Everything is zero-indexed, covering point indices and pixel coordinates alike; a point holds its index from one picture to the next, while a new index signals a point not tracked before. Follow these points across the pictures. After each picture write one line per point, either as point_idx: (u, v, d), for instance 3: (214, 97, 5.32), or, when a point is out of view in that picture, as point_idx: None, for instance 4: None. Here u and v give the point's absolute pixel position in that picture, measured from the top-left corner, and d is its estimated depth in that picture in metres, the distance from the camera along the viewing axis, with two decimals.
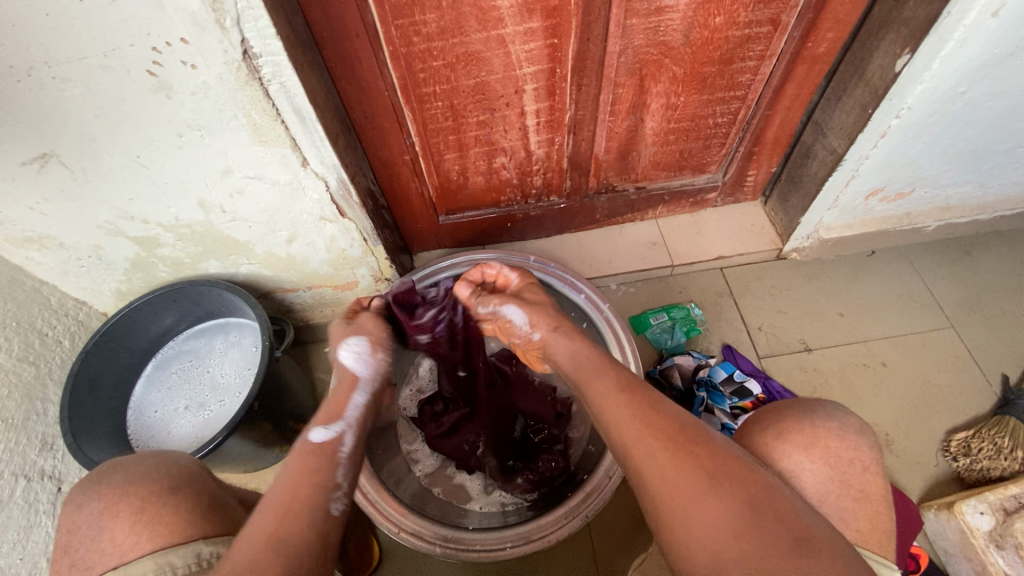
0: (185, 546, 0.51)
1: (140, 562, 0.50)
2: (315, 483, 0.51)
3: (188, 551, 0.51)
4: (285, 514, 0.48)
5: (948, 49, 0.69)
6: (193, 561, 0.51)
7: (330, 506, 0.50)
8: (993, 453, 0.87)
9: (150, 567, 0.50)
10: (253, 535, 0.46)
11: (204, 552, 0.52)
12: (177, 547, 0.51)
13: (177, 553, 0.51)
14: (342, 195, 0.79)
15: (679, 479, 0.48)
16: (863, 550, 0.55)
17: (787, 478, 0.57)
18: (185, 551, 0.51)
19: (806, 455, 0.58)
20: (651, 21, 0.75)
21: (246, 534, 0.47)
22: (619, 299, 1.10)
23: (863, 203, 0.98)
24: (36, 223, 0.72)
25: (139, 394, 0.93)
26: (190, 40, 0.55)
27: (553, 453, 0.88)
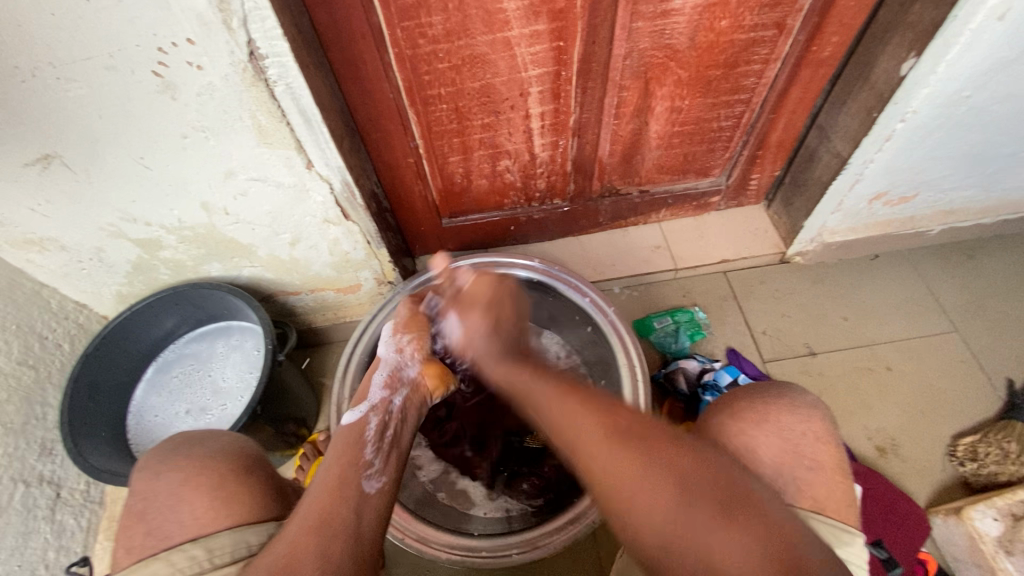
0: (258, 524, 0.52)
1: (215, 536, 0.50)
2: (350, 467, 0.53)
3: (264, 530, 0.52)
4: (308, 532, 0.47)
5: (953, 53, 0.69)
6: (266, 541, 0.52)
7: (365, 486, 0.52)
8: (1001, 458, 0.86)
9: (227, 541, 0.50)
10: (298, 521, 0.49)
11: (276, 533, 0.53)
12: (252, 524, 0.52)
13: (252, 531, 0.52)
14: (346, 197, 0.78)
15: (601, 460, 0.50)
16: (814, 516, 0.54)
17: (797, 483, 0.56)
18: (260, 529, 0.52)
19: (819, 459, 0.57)
20: (657, 24, 0.75)
21: (293, 521, 0.49)
22: (623, 302, 1.10)
23: (867, 207, 0.98)
24: (37, 225, 0.72)
25: (139, 398, 0.92)
26: (196, 41, 0.54)
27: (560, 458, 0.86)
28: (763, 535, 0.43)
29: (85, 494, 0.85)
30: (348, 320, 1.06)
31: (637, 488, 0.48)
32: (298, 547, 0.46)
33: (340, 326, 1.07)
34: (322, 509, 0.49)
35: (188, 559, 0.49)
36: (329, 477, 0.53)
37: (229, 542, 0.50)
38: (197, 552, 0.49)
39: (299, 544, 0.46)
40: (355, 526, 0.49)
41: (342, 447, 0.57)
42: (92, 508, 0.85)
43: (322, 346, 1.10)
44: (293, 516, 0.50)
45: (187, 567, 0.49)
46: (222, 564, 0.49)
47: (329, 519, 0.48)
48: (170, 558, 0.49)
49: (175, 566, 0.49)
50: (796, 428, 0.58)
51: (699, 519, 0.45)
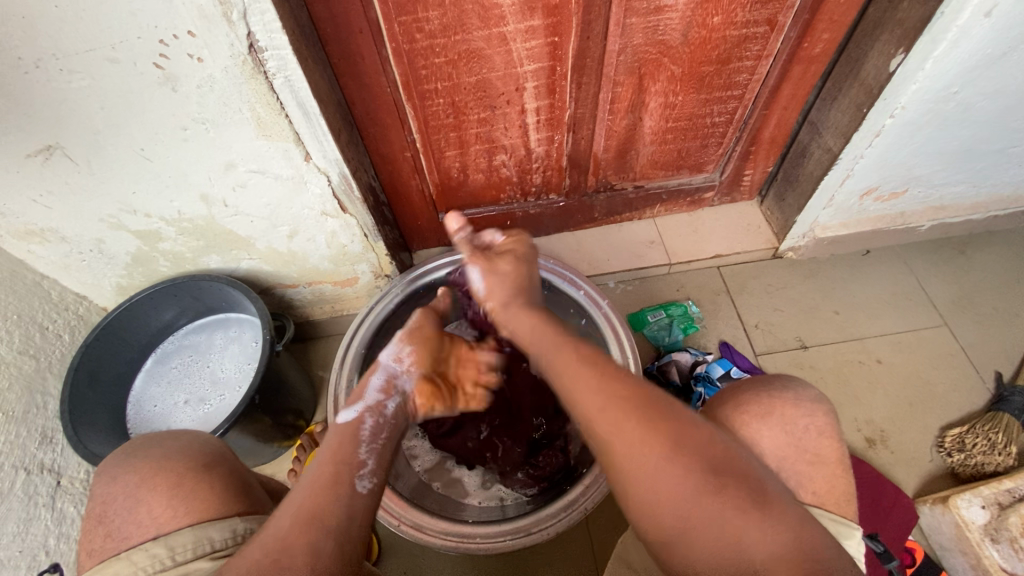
0: (222, 521, 0.54)
1: (177, 534, 0.52)
2: (342, 467, 0.53)
3: (225, 526, 0.53)
4: (296, 532, 0.47)
5: (941, 49, 0.70)
6: (229, 537, 0.53)
7: (357, 485, 0.52)
8: (987, 449, 0.88)
9: (189, 538, 0.52)
10: (285, 517, 0.49)
11: (239, 529, 0.54)
12: (214, 521, 0.53)
13: (215, 527, 0.53)
14: (343, 189, 0.79)
15: (635, 445, 0.48)
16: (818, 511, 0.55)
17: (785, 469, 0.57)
18: (222, 525, 0.53)
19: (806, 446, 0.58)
20: (651, 21, 0.76)
21: (283, 514, 0.49)
22: (618, 296, 1.11)
23: (858, 202, 1.00)
24: (38, 216, 0.72)
25: (138, 388, 0.93)
26: (197, 33, 0.56)
27: (554, 449, 0.88)
28: (794, 530, 0.45)
29: (84, 483, 0.86)
30: (345, 313, 1.07)
31: (671, 476, 0.47)
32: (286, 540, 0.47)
33: (337, 320, 1.08)
34: (313, 505, 0.49)
35: (151, 557, 0.51)
36: (321, 472, 0.52)
37: (191, 539, 0.52)
38: (159, 550, 0.51)
39: (287, 539, 0.47)
40: (345, 524, 0.49)
41: (335, 444, 0.56)
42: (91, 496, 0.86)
43: (319, 339, 1.11)
44: (281, 510, 0.50)
45: (149, 566, 0.50)
46: (183, 561, 0.51)
47: (318, 515, 0.48)
48: (131, 558, 0.51)
49: (137, 565, 0.51)
50: (807, 425, 0.58)
51: (729, 510, 0.46)
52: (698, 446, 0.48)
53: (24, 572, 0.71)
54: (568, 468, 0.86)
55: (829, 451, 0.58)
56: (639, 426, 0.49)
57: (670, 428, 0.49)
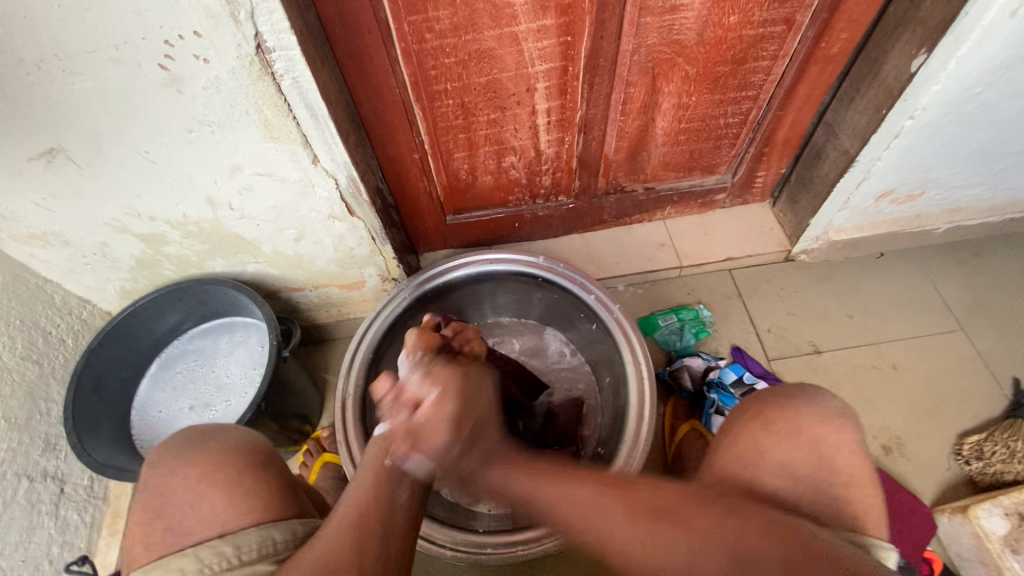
0: (284, 522, 0.52)
1: (243, 532, 0.50)
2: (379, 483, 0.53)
3: (286, 527, 0.52)
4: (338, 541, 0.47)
5: (964, 49, 0.69)
6: (291, 538, 0.51)
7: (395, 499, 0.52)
8: (1007, 457, 0.86)
9: (255, 537, 0.50)
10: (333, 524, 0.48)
11: (300, 531, 0.52)
12: (277, 521, 0.52)
13: (278, 528, 0.51)
14: (351, 192, 0.78)
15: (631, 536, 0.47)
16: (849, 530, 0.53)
17: (808, 483, 0.56)
18: (283, 526, 0.52)
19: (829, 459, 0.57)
20: (665, 20, 0.74)
21: (328, 524, 0.49)
22: (627, 300, 1.10)
23: (874, 205, 0.98)
24: (41, 219, 0.71)
25: (143, 393, 0.92)
26: (203, 33, 0.54)
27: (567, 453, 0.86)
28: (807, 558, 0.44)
29: (88, 489, 0.85)
30: (351, 316, 1.06)
31: (689, 556, 0.46)
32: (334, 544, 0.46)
33: (344, 323, 1.07)
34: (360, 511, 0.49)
35: (217, 555, 0.48)
36: (361, 486, 0.53)
37: (256, 539, 0.50)
38: (226, 548, 0.49)
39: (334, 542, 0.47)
40: (388, 529, 0.49)
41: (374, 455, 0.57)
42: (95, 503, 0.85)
43: (325, 342, 1.10)
44: (330, 516, 0.50)
45: (215, 564, 0.48)
46: (251, 560, 0.49)
47: (363, 524, 0.48)
48: (198, 554, 0.49)
49: (203, 562, 0.48)
50: (829, 437, 0.56)
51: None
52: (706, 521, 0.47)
53: None
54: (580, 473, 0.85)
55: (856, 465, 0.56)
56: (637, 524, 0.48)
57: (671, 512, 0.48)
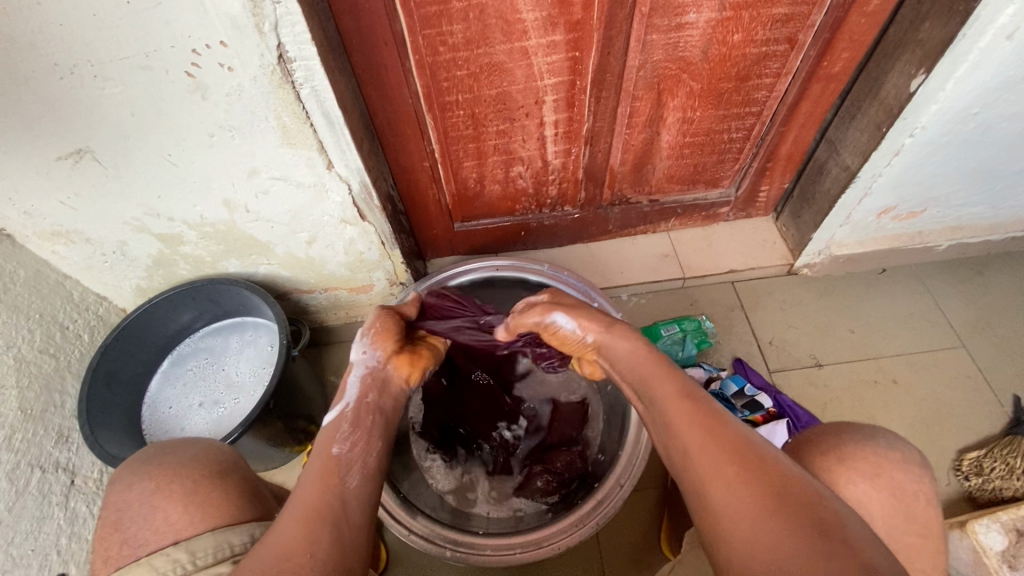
0: (241, 525, 0.54)
1: (199, 538, 0.52)
2: (330, 475, 0.51)
3: (244, 530, 0.53)
4: (295, 533, 0.47)
5: (962, 69, 0.71)
6: (248, 541, 0.53)
7: (347, 480, 0.52)
8: (1006, 473, 0.87)
9: (209, 543, 0.51)
10: (283, 523, 0.48)
11: (257, 533, 0.54)
12: (233, 525, 0.53)
13: (234, 532, 0.53)
14: (363, 198, 0.80)
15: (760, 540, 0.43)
16: None
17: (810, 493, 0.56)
18: (240, 530, 0.53)
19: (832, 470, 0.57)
20: (671, 37, 0.77)
21: (281, 516, 0.49)
22: (631, 309, 1.11)
23: (876, 220, 0.99)
24: (65, 218, 0.74)
25: (154, 389, 0.94)
26: (229, 43, 0.57)
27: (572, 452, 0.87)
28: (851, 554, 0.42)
29: (97, 482, 0.86)
30: (359, 319, 1.08)
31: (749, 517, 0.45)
32: (288, 540, 0.46)
33: (351, 326, 1.09)
34: (312, 504, 0.49)
35: (172, 561, 0.51)
36: (312, 471, 0.52)
37: (212, 544, 0.52)
38: (181, 554, 0.51)
39: (292, 534, 0.47)
40: (341, 514, 0.49)
41: (324, 435, 0.56)
42: (104, 496, 0.87)
43: (333, 344, 1.12)
44: (281, 513, 0.49)
45: (172, 570, 0.51)
46: (206, 565, 0.50)
47: (317, 512, 0.48)
48: (152, 562, 0.51)
49: (159, 570, 0.51)
50: None
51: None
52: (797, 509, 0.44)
53: (36, 570, 0.71)
54: (582, 475, 0.86)
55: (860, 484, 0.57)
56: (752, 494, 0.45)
57: (763, 480, 0.46)
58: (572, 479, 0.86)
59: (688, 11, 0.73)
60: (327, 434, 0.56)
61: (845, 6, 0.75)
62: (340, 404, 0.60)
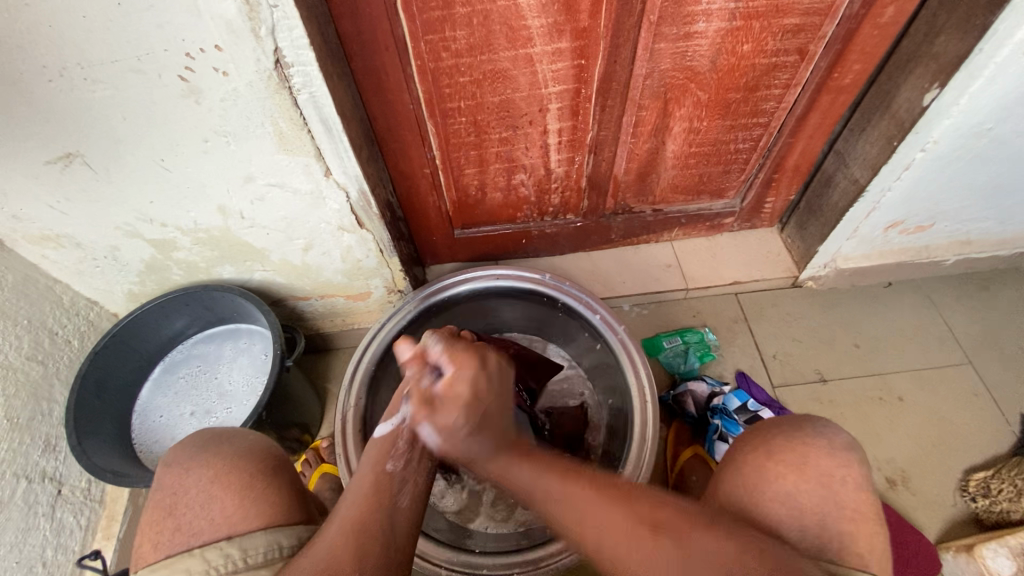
0: (291, 527, 0.52)
1: (252, 535, 0.50)
2: (376, 496, 0.52)
3: (293, 533, 0.52)
4: (340, 545, 0.47)
5: (977, 85, 0.69)
6: (297, 545, 0.51)
7: (397, 499, 0.53)
8: (1014, 496, 0.84)
9: (261, 541, 0.50)
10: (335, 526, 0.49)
11: (306, 537, 0.52)
12: (284, 526, 0.52)
13: (284, 533, 0.51)
14: (362, 205, 0.78)
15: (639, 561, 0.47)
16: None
17: (820, 523, 0.54)
18: (290, 532, 0.52)
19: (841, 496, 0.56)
20: (679, 46, 0.75)
21: (328, 526, 0.50)
22: (633, 320, 1.09)
23: (883, 234, 0.97)
24: (54, 221, 0.72)
25: (145, 397, 0.92)
26: (224, 47, 0.55)
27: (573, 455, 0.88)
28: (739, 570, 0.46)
29: (86, 492, 0.84)
30: (356, 326, 1.06)
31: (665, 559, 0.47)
32: (335, 549, 0.47)
33: (348, 333, 1.07)
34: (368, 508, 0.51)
35: (224, 556, 0.49)
36: (361, 489, 0.53)
37: (264, 543, 0.50)
38: (233, 550, 0.49)
39: (337, 546, 0.47)
40: (389, 530, 0.50)
41: (377, 450, 0.57)
42: (92, 506, 0.85)
43: (329, 351, 1.10)
44: (332, 518, 0.51)
45: (222, 565, 0.49)
46: (257, 565, 0.49)
47: (363, 528, 0.49)
48: (204, 555, 0.49)
49: (210, 564, 0.49)
50: (836, 475, 0.55)
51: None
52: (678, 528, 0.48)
53: None
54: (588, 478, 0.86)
55: (869, 513, 0.55)
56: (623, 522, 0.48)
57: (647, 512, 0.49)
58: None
59: (697, 19, 0.72)
60: (383, 448, 0.58)
61: (858, 17, 0.74)
62: (395, 420, 0.61)
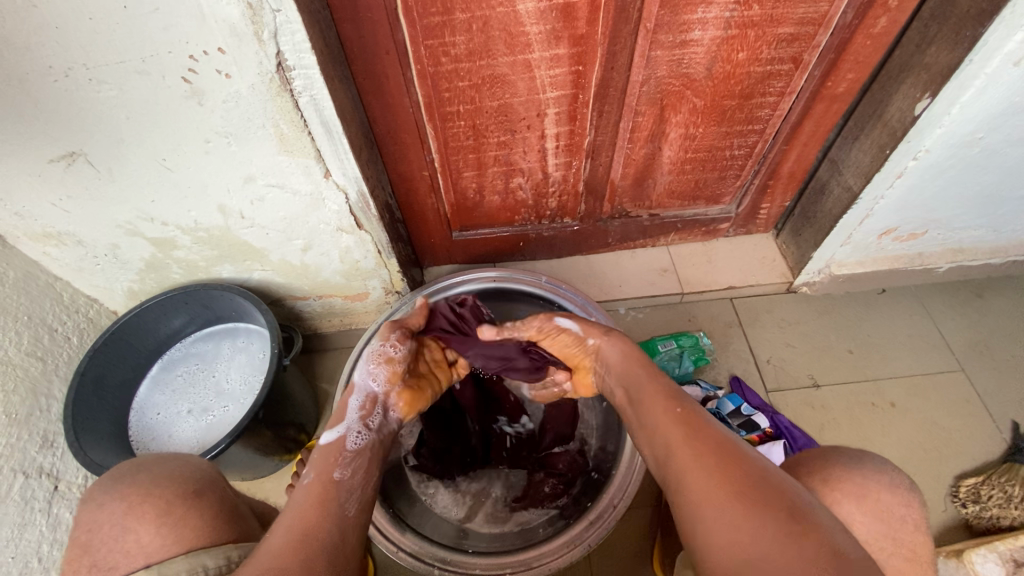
0: (217, 547, 0.50)
1: (173, 561, 0.48)
2: (321, 507, 0.53)
3: (220, 553, 0.50)
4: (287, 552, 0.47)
5: (967, 95, 0.70)
6: (224, 564, 0.49)
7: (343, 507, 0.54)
8: (1004, 502, 0.86)
9: (182, 566, 0.48)
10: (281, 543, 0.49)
11: (235, 556, 0.50)
12: (209, 548, 0.50)
13: (209, 554, 0.49)
14: (360, 207, 0.79)
15: (728, 522, 0.45)
16: None
17: None
18: (217, 552, 0.50)
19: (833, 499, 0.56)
20: (675, 54, 0.76)
21: (272, 536, 0.49)
22: (628, 324, 1.10)
23: (876, 241, 0.99)
24: (56, 219, 0.73)
25: (143, 394, 0.93)
26: (227, 50, 0.56)
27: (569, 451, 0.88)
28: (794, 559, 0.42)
29: (82, 488, 0.85)
30: (354, 326, 1.07)
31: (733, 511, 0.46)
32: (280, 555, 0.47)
33: (345, 333, 1.08)
34: (311, 514, 0.52)
35: None
36: (306, 497, 0.54)
37: (184, 567, 0.48)
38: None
39: (280, 552, 0.47)
40: (335, 537, 0.51)
41: (320, 460, 0.60)
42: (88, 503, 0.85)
43: (326, 351, 1.11)
44: (272, 535, 0.50)
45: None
46: None
47: (310, 537, 0.49)
48: None
49: None
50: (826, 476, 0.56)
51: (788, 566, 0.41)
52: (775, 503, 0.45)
53: None
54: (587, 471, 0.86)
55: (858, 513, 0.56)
56: (728, 487, 0.47)
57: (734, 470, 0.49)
58: (579, 479, 0.86)
59: (693, 28, 0.73)
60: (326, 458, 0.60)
61: (851, 27, 0.75)
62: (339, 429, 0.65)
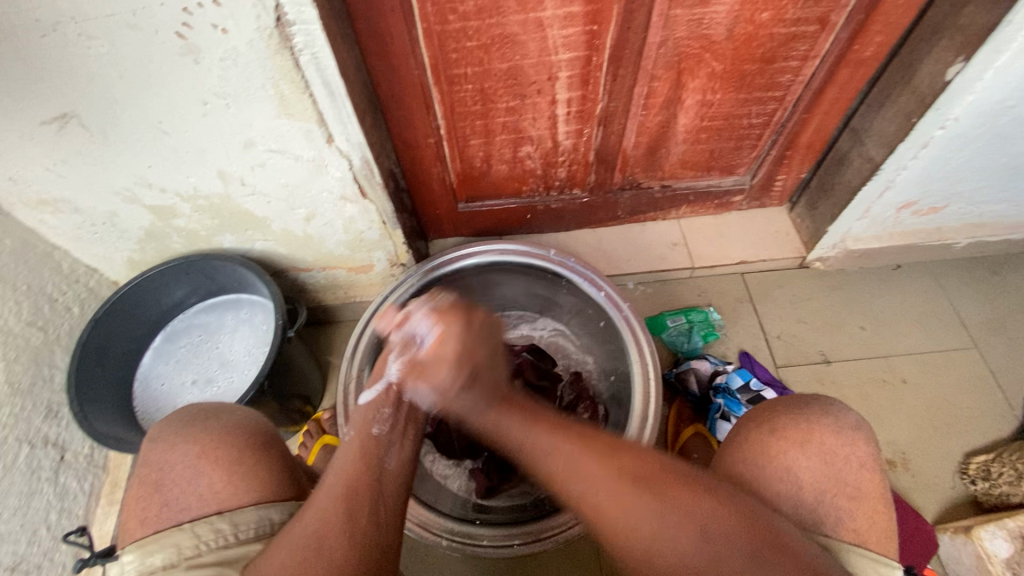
0: (282, 502, 0.53)
1: (242, 511, 0.51)
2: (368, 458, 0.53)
3: (283, 508, 0.53)
4: (330, 505, 0.48)
5: (1003, 59, 0.66)
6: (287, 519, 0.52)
7: (385, 460, 0.54)
8: (1014, 478, 0.83)
9: (252, 517, 0.51)
10: (288, 537, 0.47)
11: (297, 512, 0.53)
12: (275, 502, 0.53)
13: (275, 508, 0.52)
14: (365, 174, 0.76)
15: (645, 528, 0.47)
16: (851, 549, 0.52)
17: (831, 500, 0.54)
18: (280, 507, 0.52)
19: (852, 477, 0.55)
20: (695, 13, 0.72)
21: (321, 486, 0.50)
22: (636, 298, 1.09)
23: (895, 214, 0.96)
24: (51, 185, 0.70)
25: (147, 365, 0.92)
26: (222, 2, 0.53)
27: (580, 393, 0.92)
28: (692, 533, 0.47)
29: (89, 458, 0.85)
30: (358, 299, 1.05)
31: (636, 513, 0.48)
32: (322, 516, 0.48)
33: (350, 305, 1.06)
34: (348, 471, 0.51)
35: (216, 530, 0.50)
36: (348, 455, 0.53)
37: (254, 518, 0.51)
38: (223, 525, 0.50)
39: (327, 508, 0.48)
40: (378, 493, 0.51)
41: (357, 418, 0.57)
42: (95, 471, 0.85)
43: (331, 324, 1.10)
44: (320, 487, 0.51)
45: (214, 539, 0.49)
46: (246, 540, 0.50)
47: (354, 489, 0.50)
48: (194, 529, 0.49)
49: (200, 538, 0.49)
50: (842, 454, 0.55)
51: None
52: (694, 503, 0.48)
53: (24, 546, 0.70)
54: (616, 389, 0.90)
55: (870, 488, 0.55)
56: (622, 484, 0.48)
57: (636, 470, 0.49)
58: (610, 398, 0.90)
59: None
60: (367, 412, 0.58)
61: None
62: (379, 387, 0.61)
